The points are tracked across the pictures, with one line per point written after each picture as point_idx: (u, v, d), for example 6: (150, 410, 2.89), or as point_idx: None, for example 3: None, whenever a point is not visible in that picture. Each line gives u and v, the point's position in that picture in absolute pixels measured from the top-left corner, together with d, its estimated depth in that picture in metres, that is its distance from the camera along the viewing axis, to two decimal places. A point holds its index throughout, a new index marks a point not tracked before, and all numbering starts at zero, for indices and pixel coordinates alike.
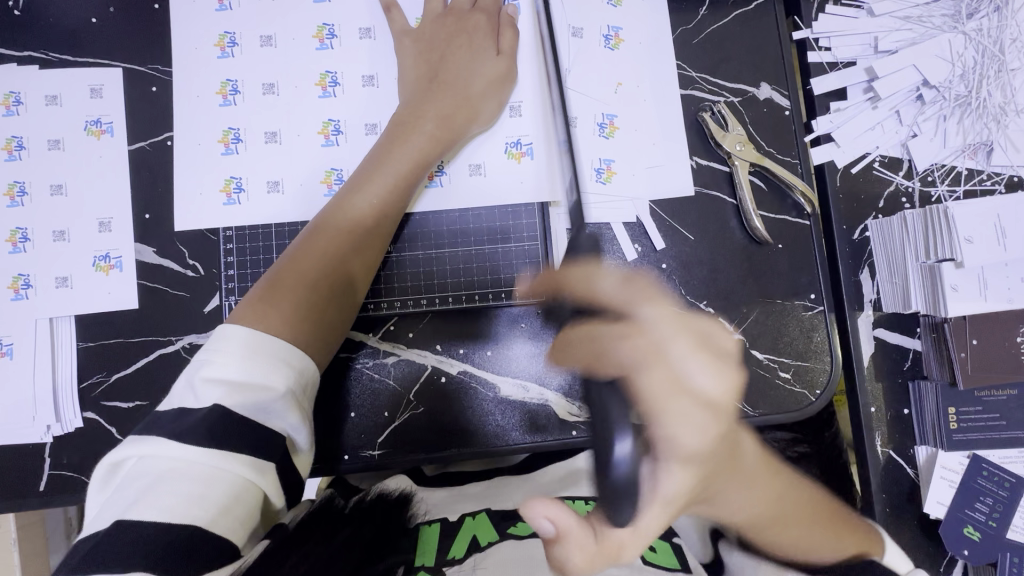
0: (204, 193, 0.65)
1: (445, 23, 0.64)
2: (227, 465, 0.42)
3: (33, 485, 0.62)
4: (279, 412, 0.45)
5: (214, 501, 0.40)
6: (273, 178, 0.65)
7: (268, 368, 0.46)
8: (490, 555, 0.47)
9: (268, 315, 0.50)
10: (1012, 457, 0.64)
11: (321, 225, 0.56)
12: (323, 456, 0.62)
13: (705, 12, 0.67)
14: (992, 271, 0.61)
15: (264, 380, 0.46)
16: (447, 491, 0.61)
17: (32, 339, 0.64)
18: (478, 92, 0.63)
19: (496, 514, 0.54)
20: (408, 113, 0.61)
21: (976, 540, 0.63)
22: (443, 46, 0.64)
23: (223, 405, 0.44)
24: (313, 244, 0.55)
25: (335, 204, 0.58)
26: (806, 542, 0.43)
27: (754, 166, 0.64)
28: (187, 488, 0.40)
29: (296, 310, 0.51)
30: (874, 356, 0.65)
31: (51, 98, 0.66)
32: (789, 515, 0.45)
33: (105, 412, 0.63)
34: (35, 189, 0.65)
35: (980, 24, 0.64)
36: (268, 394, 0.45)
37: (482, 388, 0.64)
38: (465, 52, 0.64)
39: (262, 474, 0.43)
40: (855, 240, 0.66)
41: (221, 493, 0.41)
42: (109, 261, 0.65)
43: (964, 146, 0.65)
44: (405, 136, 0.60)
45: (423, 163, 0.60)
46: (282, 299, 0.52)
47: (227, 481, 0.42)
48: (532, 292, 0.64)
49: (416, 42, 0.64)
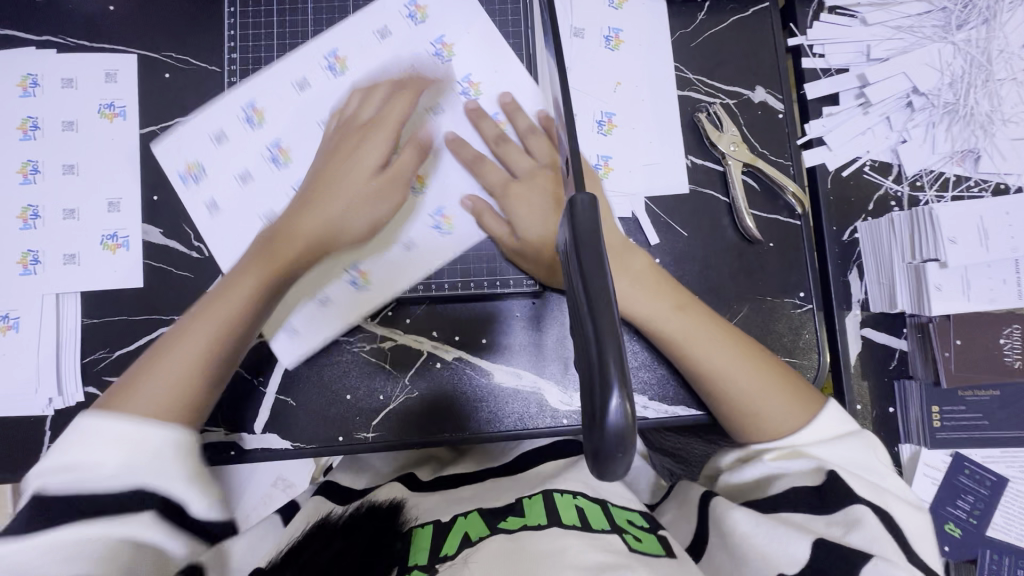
0: (218, 178, 0.67)
1: (356, 131, 0.66)
2: (90, 530, 0.43)
3: (34, 457, 0.64)
4: (124, 477, 0.45)
5: (85, 560, 0.42)
6: (217, 131, 0.67)
7: (105, 449, 0.46)
8: (478, 550, 0.44)
9: (139, 403, 0.50)
10: (994, 457, 0.65)
11: (221, 291, 0.57)
12: (318, 436, 0.64)
13: (703, 17, 0.69)
14: (975, 272, 0.63)
15: (90, 458, 0.45)
16: (441, 495, 0.59)
17: (38, 313, 0.65)
18: (358, 194, 0.64)
19: (488, 510, 0.52)
20: (306, 201, 0.63)
21: (957, 536, 0.64)
22: (335, 158, 0.65)
23: (41, 493, 0.44)
24: (205, 318, 0.55)
25: (231, 280, 0.58)
26: (759, 404, 0.54)
27: (747, 166, 0.66)
28: (55, 556, 0.42)
29: (167, 392, 0.51)
30: (862, 355, 0.66)
31: (67, 81, 0.68)
32: (700, 337, 0.56)
33: (105, 388, 0.64)
34: (49, 168, 0.67)
35: (969, 35, 0.66)
36: (93, 470, 0.45)
37: (477, 375, 0.66)
38: (354, 160, 0.65)
39: (138, 529, 0.44)
40: (845, 241, 0.68)
41: (93, 553, 0.42)
42: (116, 241, 0.66)
43: (953, 152, 0.66)
44: (270, 259, 0.60)
45: (297, 259, 0.61)
46: (140, 396, 0.50)
47: (99, 542, 0.43)
48: (526, 282, 0.66)
49: (341, 132, 0.66)
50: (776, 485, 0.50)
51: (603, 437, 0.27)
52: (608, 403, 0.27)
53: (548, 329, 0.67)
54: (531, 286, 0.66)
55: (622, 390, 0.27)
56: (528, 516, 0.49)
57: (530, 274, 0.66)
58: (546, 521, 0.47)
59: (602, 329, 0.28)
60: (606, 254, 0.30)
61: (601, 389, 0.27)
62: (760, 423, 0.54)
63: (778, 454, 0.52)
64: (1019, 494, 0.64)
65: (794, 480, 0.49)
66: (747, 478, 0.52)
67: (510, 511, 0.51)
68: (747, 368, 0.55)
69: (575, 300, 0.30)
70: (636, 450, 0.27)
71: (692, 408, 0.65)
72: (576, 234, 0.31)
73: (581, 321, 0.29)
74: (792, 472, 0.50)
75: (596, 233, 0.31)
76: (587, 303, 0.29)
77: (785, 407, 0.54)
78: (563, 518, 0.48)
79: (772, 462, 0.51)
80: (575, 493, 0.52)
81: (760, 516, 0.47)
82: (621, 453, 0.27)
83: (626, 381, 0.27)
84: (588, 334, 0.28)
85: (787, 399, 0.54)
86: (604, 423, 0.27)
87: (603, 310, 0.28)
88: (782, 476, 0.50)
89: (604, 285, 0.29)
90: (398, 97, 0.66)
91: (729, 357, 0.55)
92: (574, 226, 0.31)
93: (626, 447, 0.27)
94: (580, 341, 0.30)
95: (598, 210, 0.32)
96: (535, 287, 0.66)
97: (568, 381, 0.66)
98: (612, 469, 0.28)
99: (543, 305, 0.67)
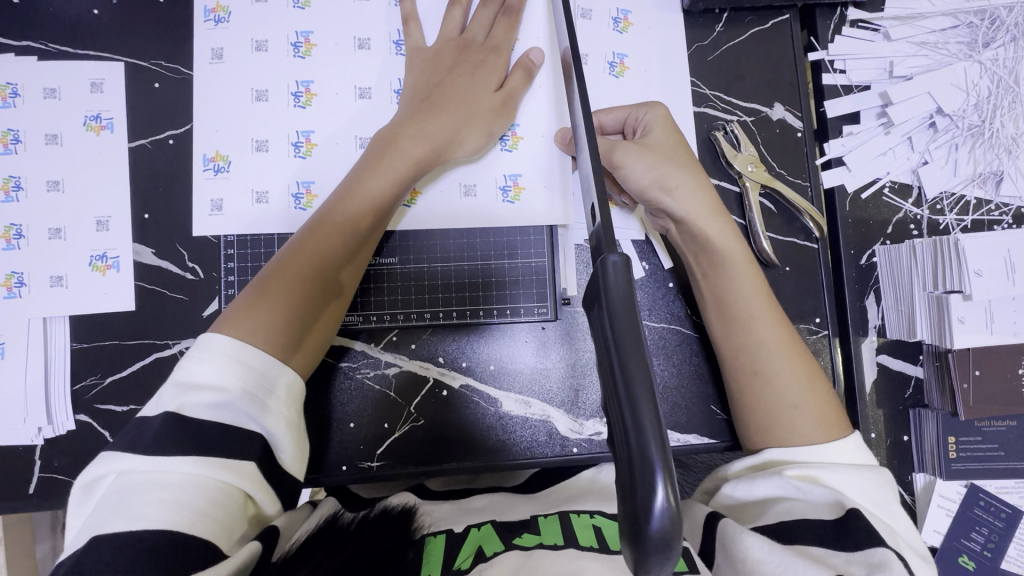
0: (217, 182, 0.63)
1: (452, 49, 0.63)
2: (206, 470, 0.41)
3: (23, 487, 0.61)
4: (243, 411, 0.44)
5: (189, 505, 0.40)
6: (261, 138, 0.64)
7: (230, 370, 0.45)
8: (493, 565, 0.43)
9: (257, 319, 0.49)
10: (1008, 488, 0.65)
11: (330, 212, 0.56)
12: (319, 466, 0.61)
13: (722, 29, 0.66)
14: (999, 304, 0.62)
15: (220, 381, 0.45)
16: (452, 504, 0.58)
17: (24, 338, 0.62)
18: (463, 119, 0.61)
19: (502, 526, 0.51)
20: (391, 132, 0.59)
21: (971, 569, 0.65)
22: (446, 71, 0.62)
23: (177, 411, 0.43)
24: (313, 240, 0.54)
25: (343, 193, 0.57)
26: (796, 397, 0.53)
27: (764, 187, 0.63)
28: (162, 496, 0.39)
29: (280, 321, 0.50)
30: (877, 381, 0.65)
31: (49, 91, 0.64)
32: (755, 317, 0.56)
33: (98, 416, 0.62)
34: (32, 184, 0.63)
35: (996, 54, 0.64)
36: (221, 395, 0.44)
37: (484, 403, 0.64)
38: (467, 77, 0.62)
39: (240, 477, 0.43)
40: (863, 264, 0.66)
41: (197, 498, 0.40)
42: (106, 261, 0.63)
43: (975, 175, 0.65)
44: (383, 161, 0.57)
45: (401, 187, 0.58)
46: (255, 316, 0.49)
47: (207, 487, 0.41)
48: (537, 310, 0.64)
49: (424, 61, 0.63)
50: (785, 505, 0.48)
51: (647, 533, 0.24)
52: (652, 495, 0.24)
53: (555, 355, 0.65)
54: (541, 312, 0.64)
55: (666, 480, 0.24)
56: (543, 534, 0.48)
57: (541, 301, 0.64)
58: (563, 541, 0.46)
59: (642, 413, 0.25)
60: (643, 329, 0.28)
61: (642, 482, 0.24)
62: (795, 420, 0.53)
63: (800, 474, 0.49)
64: None
65: (806, 506, 0.47)
66: (761, 493, 0.50)
67: (523, 528, 0.50)
68: (796, 366, 0.55)
69: (609, 375, 0.27)
70: (681, 546, 0.24)
71: (705, 437, 0.64)
72: (609, 303, 0.28)
73: (615, 398, 0.27)
74: (808, 496, 0.47)
75: (631, 302, 0.28)
76: (623, 387, 0.26)
77: (814, 417, 0.53)
78: (579, 539, 0.47)
79: (792, 480, 0.48)
80: (591, 513, 0.51)
81: (773, 543, 0.44)
82: (667, 550, 0.24)
83: (670, 470, 0.25)
84: (622, 414, 0.26)
85: (816, 403, 0.53)
86: (647, 520, 0.24)
87: (641, 390, 0.26)
88: (796, 498, 0.48)
89: (644, 363, 0.27)
90: (503, 25, 0.64)
91: (777, 354, 0.55)
92: (606, 296, 0.29)
93: (672, 543, 0.24)
94: (615, 424, 0.27)
95: (632, 274, 0.29)
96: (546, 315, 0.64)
97: (578, 410, 0.64)
98: (652, 566, 0.25)
99: (552, 332, 0.65)
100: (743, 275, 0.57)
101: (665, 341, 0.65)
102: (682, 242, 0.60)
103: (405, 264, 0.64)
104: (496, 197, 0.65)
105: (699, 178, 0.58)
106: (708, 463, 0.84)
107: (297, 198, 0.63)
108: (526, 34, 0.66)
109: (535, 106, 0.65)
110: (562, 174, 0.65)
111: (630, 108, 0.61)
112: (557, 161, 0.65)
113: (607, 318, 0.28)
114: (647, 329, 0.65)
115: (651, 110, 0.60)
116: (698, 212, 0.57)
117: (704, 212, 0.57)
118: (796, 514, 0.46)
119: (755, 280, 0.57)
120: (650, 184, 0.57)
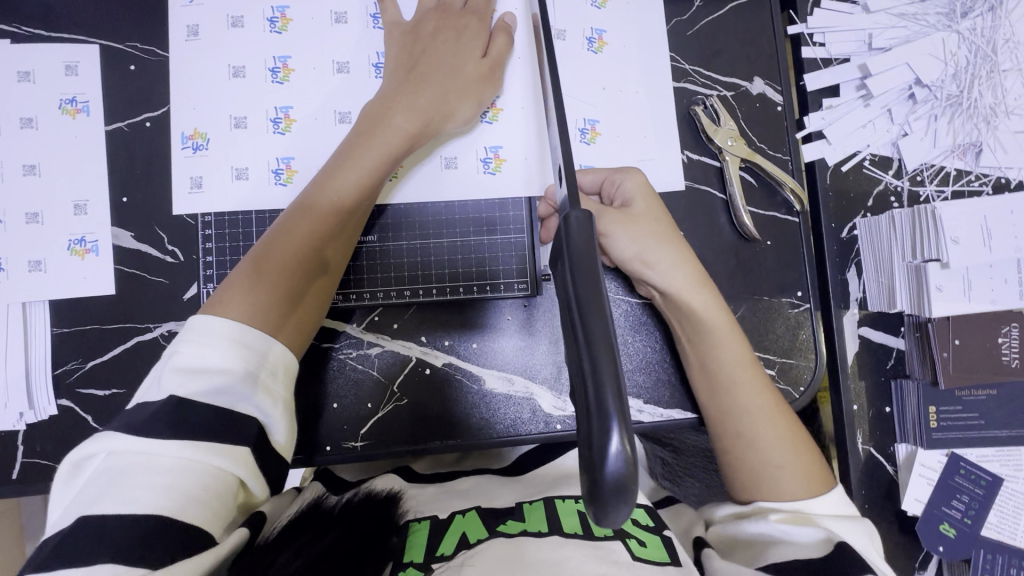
0: (196, 160, 0.63)
1: (433, 18, 0.62)
2: (199, 455, 0.41)
3: (6, 473, 0.61)
4: (239, 393, 0.44)
5: (181, 490, 0.39)
6: (239, 115, 0.63)
7: (232, 352, 0.45)
8: (476, 553, 0.43)
9: (242, 299, 0.48)
10: (988, 456, 0.66)
11: (315, 197, 0.55)
12: (303, 447, 0.61)
13: (700, 3, 0.66)
14: (977, 273, 0.63)
15: (222, 364, 0.44)
16: (437, 489, 0.58)
17: (4, 323, 0.62)
18: (454, 88, 0.60)
19: (488, 513, 0.51)
20: (378, 108, 0.58)
21: (951, 536, 0.65)
22: (428, 39, 0.62)
23: (181, 397, 0.42)
24: (299, 223, 0.54)
25: (327, 174, 0.56)
26: (781, 458, 0.52)
27: (744, 161, 0.63)
28: (154, 480, 0.39)
29: (271, 296, 0.50)
30: (859, 354, 0.66)
31: (24, 74, 0.63)
32: (738, 383, 0.54)
33: (80, 400, 0.62)
34: (8, 169, 0.62)
35: (974, 23, 0.64)
36: (222, 377, 0.44)
37: (468, 382, 0.64)
38: (451, 46, 0.61)
39: (234, 462, 0.42)
40: (844, 237, 0.67)
41: (191, 483, 0.40)
42: (85, 245, 0.63)
43: (954, 146, 0.65)
44: (373, 136, 0.57)
45: (390, 162, 0.57)
46: (240, 294, 0.49)
47: (200, 472, 0.40)
48: (518, 285, 0.64)
49: (404, 34, 0.63)
50: (773, 548, 0.47)
51: (602, 479, 0.24)
52: (607, 444, 0.24)
53: (540, 333, 0.65)
54: (523, 288, 0.64)
55: (623, 430, 0.24)
56: (528, 521, 0.48)
57: (522, 277, 0.64)
58: (548, 528, 0.46)
59: (601, 370, 0.25)
60: (604, 285, 0.27)
61: (599, 432, 0.24)
62: (778, 487, 0.51)
63: (784, 517, 0.49)
64: (1012, 493, 0.66)
65: (794, 546, 0.46)
66: (747, 538, 0.49)
67: (510, 515, 0.51)
68: (780, 430, 0.53)
69: (571, 334, 0.27)
70: (637, 495, 0.24)
71: (688, 411, 0.64)
72: (571, 259, 0.28)
73: (576, 353, 0.27)
74: (795, 538, 0.47)
75: (590, 257, 0.28)
76: (587, 349, 0.26)
77: (798, 476, 0.51)
78: (564, 526, 0.47)
79: (779, 524, 0.48)
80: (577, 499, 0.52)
81: None
82: (623, 496, 0.24)
83: (626, 420, 0.24)
84: (583, 369, 0.26)
85: (799, 464, 0.52)
86: (602, 468, 0.24)
87: (601, 348, 0.25)
88: (784, 540, 0.47)
89: (605, 321, 0.26)
90: None
91: (762, 421, 0.53)
92: (567, 248, 0.29)
93: (629, 491, 0.24)
94: (576, 380, 0.27)
95: (593, 231, 0.29)
96: (527, 290, 0.64)
97: (561, 387, 0.64)
98: (610, 513, 0.25)
99: (535, 310, 0.65)
100: (728, 343, 0.55)
101: (646, 317, 0.65)
102: (667, 310, 0.58)
103: (386, 243, 0.64)
104: (478, 172, 0.64)
105: (683, 247, 0.56)
106: (699, 447, 0.84)
107: (276, 174, 0.63)
108: (504, 5, 0.66)
109: (515, 80, 0.65)
110: (541, 149, 0.65)
111: (608, 171, 0.59)
112: (538, 137, 0.65)
113: (569, 273, 0.28)
114: (628, 304, 0.65)
115: (629, 175, 0.57)
116: (680, 286, 0.55)
117: (687, 286, 0.55)
118: (787, 554, 0.46)
119: (739, 345, 0.56)
120: (632, 257, 0.55)
